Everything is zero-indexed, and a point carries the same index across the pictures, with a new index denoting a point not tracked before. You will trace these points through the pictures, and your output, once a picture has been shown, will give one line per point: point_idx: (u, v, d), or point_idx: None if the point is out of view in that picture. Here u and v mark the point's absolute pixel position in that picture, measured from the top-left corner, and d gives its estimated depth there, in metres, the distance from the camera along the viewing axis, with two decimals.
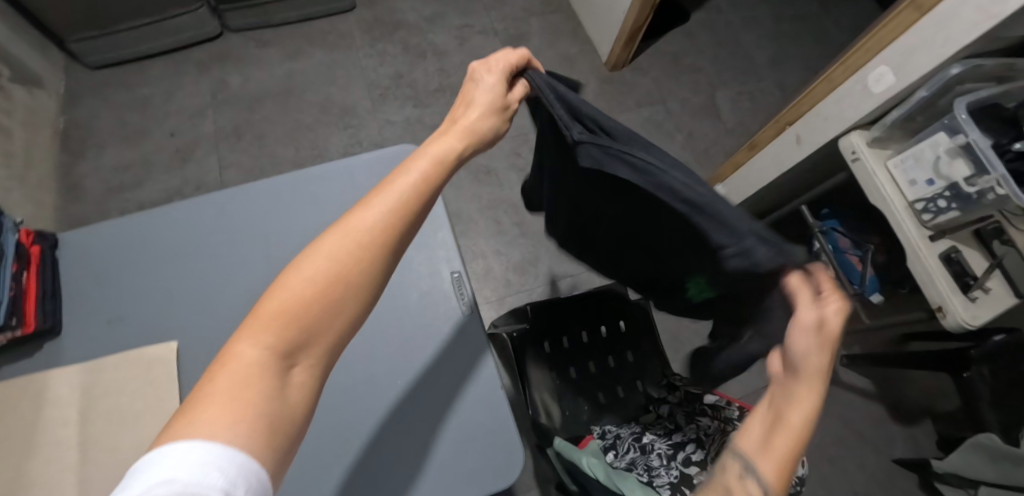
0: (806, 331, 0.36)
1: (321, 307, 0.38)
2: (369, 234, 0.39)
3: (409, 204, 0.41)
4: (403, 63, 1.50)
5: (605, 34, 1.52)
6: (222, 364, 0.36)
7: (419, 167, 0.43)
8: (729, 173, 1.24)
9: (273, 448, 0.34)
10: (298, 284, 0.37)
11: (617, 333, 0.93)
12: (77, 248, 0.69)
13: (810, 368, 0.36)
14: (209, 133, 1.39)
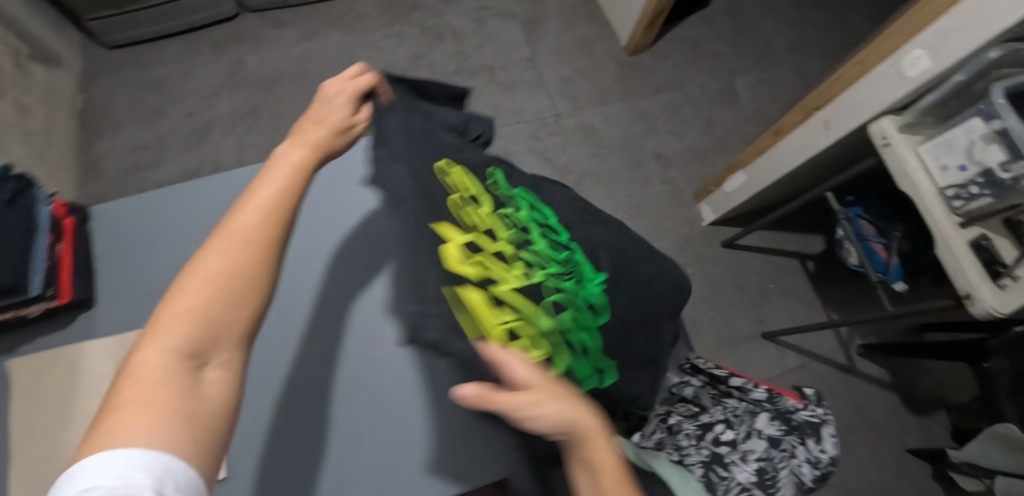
0: (546, 398, 0.42)
1: (225, 302, 0.38)
2: (257, 231, 0.41)
3: (283, 202, 0.44)
4: (420, 45, 1.49)
5: (624, 17, 1.49)
6: (128, 376, 0.34)
7: (285, 173, 0.46)
8: (752, 158, 1.21)
9: (200, 447, 0.33)
10: (197, 285, 0.37)
11: None
12: (110, 221, 0.69)
13: (573, 411, 0.42)
14: (226, 113, 1.37)
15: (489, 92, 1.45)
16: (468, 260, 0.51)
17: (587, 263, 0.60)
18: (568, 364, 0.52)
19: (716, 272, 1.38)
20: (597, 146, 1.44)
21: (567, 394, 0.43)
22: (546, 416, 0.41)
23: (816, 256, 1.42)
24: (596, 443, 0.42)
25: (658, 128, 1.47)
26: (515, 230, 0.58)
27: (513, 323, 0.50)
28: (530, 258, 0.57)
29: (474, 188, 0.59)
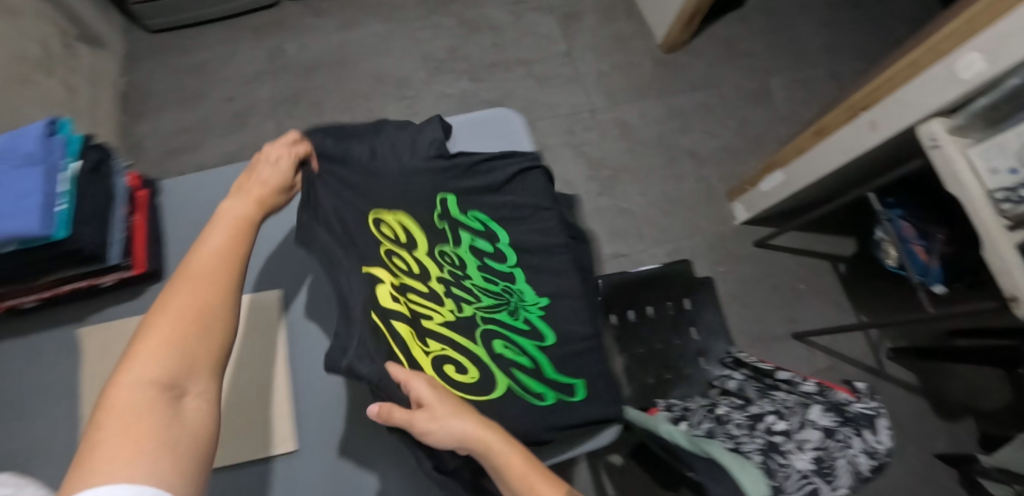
0: (444, 414, 0.49)
1: (193, 339, 0.42)
2: (216, 271, 0.46)
3: (234, 246, 0.49)
4: (457, 36, 1.49)
5: (662, 14, 1.49)
6: (108, 410, 0.37)
7: (234, 221, 0.51)
8: (791, 158, 1.22)
9: (185, 472, 0.36)
10: (167, 325, 0.41)
11: (682, 311, 1.03)
12: (178, 195, 0.70)
13: (473, 421, 0.50)
14: (266, 99, 1.39)
15: (526, 85, 1.46)
16: (398, 299, 0.58)
17: (528, 288, 0.71)
18: (509, 379, 0.63)
19: (746, 272, 1.38)
20: (632, 142, 1.44)
21: (461, 407, 0.51)
22: (450, 428, 0.48)
23: (848, 259, 1.41)
24: (500, 440, 0.50)
25: (693, 125, 1.48)
26: (449, 269, 0.67)
27: (441, 353, 0.60)
28: (463, 294, 0.67)
29: (412, 230, 0.66)
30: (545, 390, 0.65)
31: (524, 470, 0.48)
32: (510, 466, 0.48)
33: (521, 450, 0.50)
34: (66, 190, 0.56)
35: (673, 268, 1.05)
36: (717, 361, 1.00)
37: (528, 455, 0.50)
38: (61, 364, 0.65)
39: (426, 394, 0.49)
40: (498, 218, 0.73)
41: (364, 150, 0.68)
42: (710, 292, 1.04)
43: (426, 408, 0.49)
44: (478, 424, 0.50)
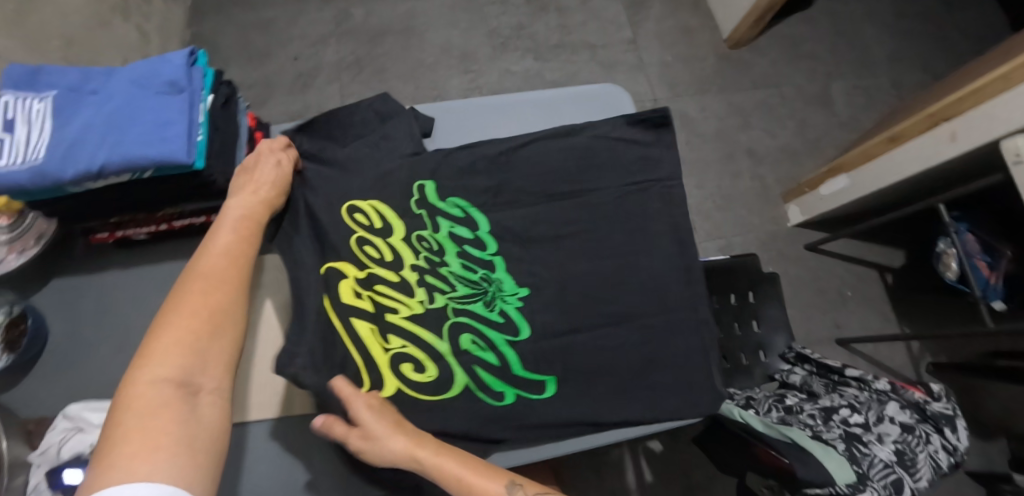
0: (378, 438, 0.55)
1: (205, 342, 0.50)
2: (220, 280, 0.54)
3: (238, 252, 0.56)
4: (525, 15, 1.49)
5: (731, 8, 1.48)
6: (135, 402, 0.45)
7: (237, 228, 0.57)
8: (860, 163, 1.20)
9: (199, 458, 0.45)
10: (184, 329, 0.50)
11: (746, 303, 1.03)
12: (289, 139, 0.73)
13: (405, 439, 0.56)
14: (331, 62, 1.39)
15: (590, 69, 1.45)
16: (361, 297, 0.64)
17: (508, 278, 0.68)
18: (468, 378, 0.64)
19: (796, 273, 1.37)
20: (691, 135, 1.44)
21: (396, 429, 0.57)
22: (382, 451, 0.55)
23: (897, 269, 1.37)
24: (432, 453, 0.56)
25: (751, 123, 1.47)
26: (424, 256, 0.68)
27: (399, 350, 0.64)
28: (437, 283, 0.67)
29: (390, 218, 0.68)
30: (506, 389, 0.64)
31: (457, 471, 0.55)
32: (444, 473, 0.55)
33: (453, 459, 0.56)
34: (204, 120, 0.57)
35: (742, 261, 1.06)
36: (777, 355, 1.01)
37: (460, 462, 0.56)
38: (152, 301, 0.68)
39: (361, 417, 0.56)
40: (551, 191, 0.70)
41: (372, 140, 0.70)
42: (773, 287, 1.04)
43: (363, 432, 0.56)
44: (411, 445, 0.56)
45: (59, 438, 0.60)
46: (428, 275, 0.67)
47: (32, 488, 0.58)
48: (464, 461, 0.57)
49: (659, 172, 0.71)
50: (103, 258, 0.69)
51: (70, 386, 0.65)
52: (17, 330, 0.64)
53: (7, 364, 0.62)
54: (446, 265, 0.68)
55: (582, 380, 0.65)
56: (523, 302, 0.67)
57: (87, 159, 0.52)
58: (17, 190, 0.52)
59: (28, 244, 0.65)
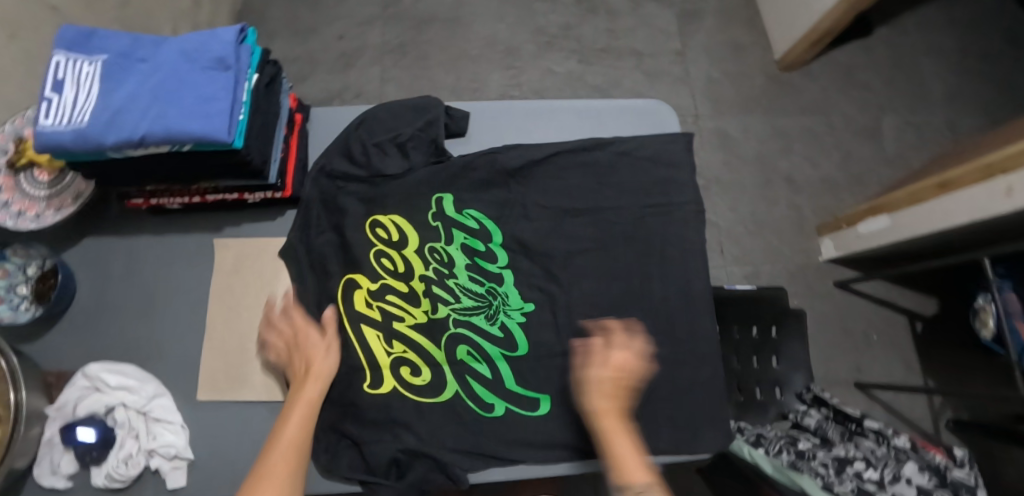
0: (600, 382, 0.60)
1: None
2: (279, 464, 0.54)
3: (294, 441, 0.56)
4: (573, 15, 1.46)
5: (787, 28, 1.42)
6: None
7: (296, 411, 0.58)
8: (903, 205, 1.13)
9: None
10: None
11: (768, 337, 1.00)
12: (327, 122, 0.73)
13: (605, 403, 0.59)
14: (375, 43, 1.39)
15: (633, 77, 1.42)
16: (371, 306, 0.65)
17: (514, 292, 0.66)
18: (459, 385, 0.63)
19: (822, 310, 1.32)
20: (730, 156, 1.41)
21: (615, 395, 0.60)
22: (591, 395, 0.60)
23: (927, 318, 1.31)
24: (612, 428, 0.58)
25: (793, 150, 1.42)
26: (434, 267, 0.66)
27: (400, 355, 0.63)
28: (444, 293, 0.65)
29: (406, 229, 0.67)
30: (497, 402, 0.63)
31: (620, 457, 0.56)
32: (608, 446, 0.57)
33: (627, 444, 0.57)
34: (247, 99, 0.57)
35: (767, 293, 1.03)
36: (794, 394, 0.98)
37: (628, 453, 0.57)
38: (174, 271, 0.69)
39: (611, 362, 0.61)
40: (576, 208, 0.69)
41: (401, 137, 0.68)
42: (798, 325, 1.01)
43: (597, 374, 0.61)
44: (609, 409, 0.59)
45: (76, 395, 0.62)
46: (436, 282, 0.66)
47: (46, 439, 0.62)
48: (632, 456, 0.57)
49: (683, 195, 0.70)
50: (137, 222, 0.70)
51: (94, 344, 0.67)
52: (47, 285, 0.66)
53: (34, 316, 0.65)
54: (455, 276, 0.66)
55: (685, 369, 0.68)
56: (528, 317, 0.66)
57: (129, 126, 0.52)
58: (60, 151, 0.53)
59: (66, 201, 0.66)
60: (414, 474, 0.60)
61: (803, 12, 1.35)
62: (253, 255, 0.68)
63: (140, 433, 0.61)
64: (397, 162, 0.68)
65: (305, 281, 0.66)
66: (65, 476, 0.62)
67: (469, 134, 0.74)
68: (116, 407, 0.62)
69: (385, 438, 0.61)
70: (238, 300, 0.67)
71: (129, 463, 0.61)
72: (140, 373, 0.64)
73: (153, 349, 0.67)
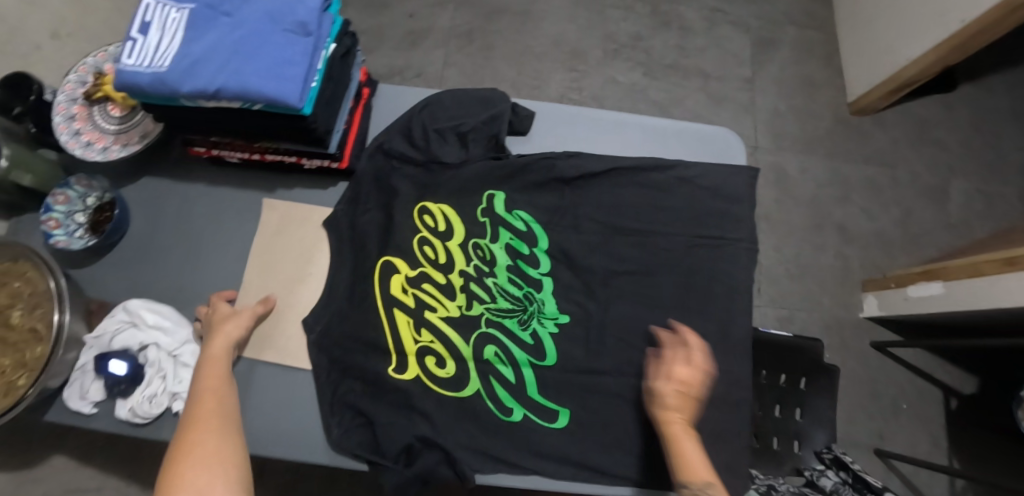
0: (666, 393, 0.57)
1: (210, 480, 0.48)
2: (204, 421, 0.52)
3: (215, 386, 0.55)
4: (645, 26, 1.43)
5: (869, 70, 1.35)
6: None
7: (209, 372, 0.56)
8: (962, 276, 1.05)
9: None
10: (190, 478, 0.47)
11: (795, 388, 0.97)
12: (392, 99, 0.73)
13: (674, 417, 0.56)
14: (445, 26, 1.39)
15: (696, 98, 1.38)
16: (406, 292, 0.64)
17: (551, 301, 0.65)
18: (481, 384, 0.63)
19: (853, 368, 1.27)
20: (784, 194, 1.36)
21: (684, 402, 0.57)
22: (656, 404, 0.58)
23: (963, 397, 1.24)
24: (678, 435, 0.55)
25: (850, 197, 1.36)
26: (475, 264, 0.66)
27: (427, 345, 0.63)
28: (481, 292, 0.65)
29: (453, 220, 0.66)
30: (516, 407, 0.62)
31: (688, 466, 0.54)
32: (677, 452, 0.55)
33: (695, 449, 0.55)
34: (321, 68, 0.57)
35: (803, 343, 0.99)
36: (812, 451, 0.94)
37: (700, 459, 0.54)
38: (218, 223, 0.70)
39: (676, 372, 0.58)
40: (624, 228, 0.68)
41: (463, 128, 0.68)
42: (829, 381, 0.97)
43: (664, 384, 0.58)
44: (673, 418, 0.56)
45: (114, 327, 0.63)
46: (474, 278, 0.65)
47: (80, 364, 0.64)
48: (703, 460, 0.54)
49: (738, 232, 0.68)
50: (195, 169, 0.72)
51: (138, 280, 0.69)
52: (104, 217, 0.69)
53: (87, 245, 0.67)
54: (494, 276, 0.65)
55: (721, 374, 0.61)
56: (561, 328, 0.65)
57: (205, 78, 0.53)
58: (138, 90, 0.54)
59: (133, 138, 0.68)
60: (422, 463, 0.59)
61: (890, 56, 1.29)
62: (298, 219, 0.68)
63: (167, 375, 0.63)
64: (455, 151, 0.68)
65: (346, 255, 0.66)
66: (91, 403, 0.64)
67: (531, 134, 0.73)
68: (149, 345, 0.63)
69: (401, 421, 0.61)
70: (275, 262, 0.67)
71: (154, 401, 0.62)
72: (176, 316, 0.66)
73: (191, 295, 0.68)
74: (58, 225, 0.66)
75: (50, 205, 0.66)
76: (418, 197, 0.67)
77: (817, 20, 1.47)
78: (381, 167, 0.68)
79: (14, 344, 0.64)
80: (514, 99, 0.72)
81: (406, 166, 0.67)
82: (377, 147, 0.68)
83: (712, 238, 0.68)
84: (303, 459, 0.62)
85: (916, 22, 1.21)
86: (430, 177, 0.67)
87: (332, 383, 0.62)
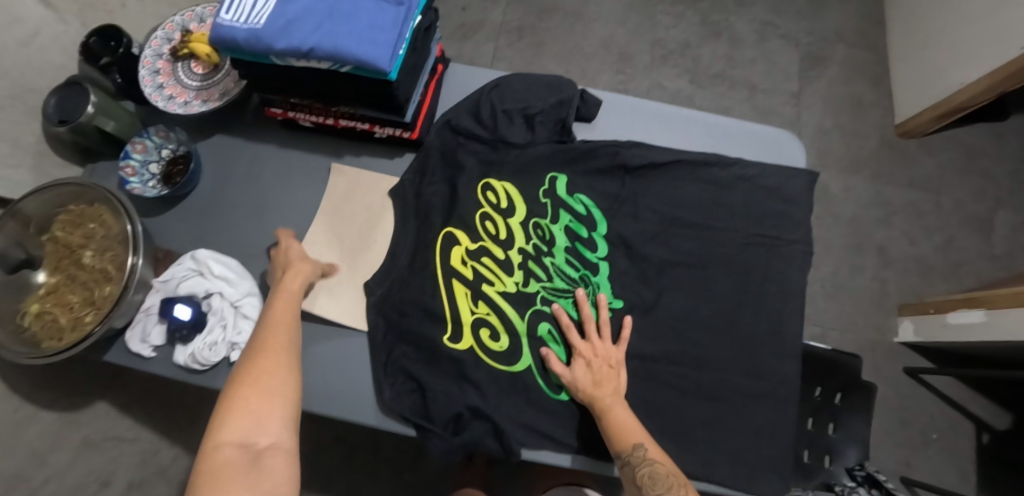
0: (576, 378, 0.60)
1: (269, 411, 0.50)
2: (274, 352, 0.54)
3: (286, 321, 0.57)
4: (695, 34, 1.44)
5: (919, 93, 1.34)
6: (206, 474, 0.45)
7: (280, 306, 0.58)
8: (1003, 305, 1.03)
9: None
10: (251, 407, 0.49)
11: (831, 402, 0.95)
12: (463, 79, 0.75)
13: (596, 395, 0.59)
14: (497, 22, 1.41)
15: (741, 108, 1.39)
16: (465, 264, 0.66)
17: (606, 285, 0.66)
18: (533, 360, 0.63)
19: (883, 393, 1.25)
20: (823, 211, 1.35)
21: (601, 376, 0.60)
22: (575, 389, 0.60)
23: (997, 432, 1.21)
24: (606, 409, 0.58)
25: (891, 220, 1.34)
26: (534, 242, 0.67)
27: (482, 316, 0.64)
28: (538, 270, 0.66)
29: (515, 199, 0.68)
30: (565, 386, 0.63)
31: (622, 434, 0.56)
32: (608, 423, 0.57)
33: (625, 412, 0.58)
34: (408, 37, 0.59)
35: (841, 357, 0.98)
36: (843, 468, 0.93)
37: (632, 424, 0.57)
38: (286, 184, 0.72)
39: (582, 349, 0.61)
40: (682, 219, 0.68)
41: (532, 110, 0.69)
42: (866, 398, 0.95)
43: (576, 368, 0.60)
44: (595, 394, 0.59)
45: (181, 274, 0.66)
46: (532, 256, 0.67)
47: (145, 307, 0.66)
48: (634, 424, 0.57)
49: (796, 233, 0.68)
50: (268, 132, 0.74)
51: (206, 232, 0.71)
52: (176, 170, 0.70)
53: (159, 194, 0.69)
54: (552, 256, 0.67)
55: (628, 327, 0.63)
56: (614, 313, 0.66)
57: (299, 37, 0.55)
58: (233, 45, 0.56)
59: (213, 96, 0.70)
60: (469, 434, 0.60)
61: (943, 79, 1.27)
62: (363, 188, 0.70)
63: (228, 325, 0.64)
64: (522, 132, 0.69)
65: (409, 224, 0.68)
66: (151, 347, 0.66)
67: (595, 121, 0.74)
68: (213, 295, 0.65)
69: (452, 390, 0.62)
70: (338, 224, 0.69)
71: (214, 349, 0.63)
72: (239, 268, 0.67)
73: (255, 251, 0.70)
74: (134, 173, 0.69)
75: (129, 153, 0.69)
76: (482, 173, 0.68)
77: (868, 41, 1.47)
78: (450, 141, 0.69)
79: (85, 282, 0.67)
80: (583, 88, 0.73)
81: (473, 141, 0.69)
82: (446, 123, 0.69)
83: (768, 237, 0.68)
84: (349, 418, 0.63)
85: (973, 48, 1.20)
86: (495, 153, 0.69)
87: (388, 346, 0.64)
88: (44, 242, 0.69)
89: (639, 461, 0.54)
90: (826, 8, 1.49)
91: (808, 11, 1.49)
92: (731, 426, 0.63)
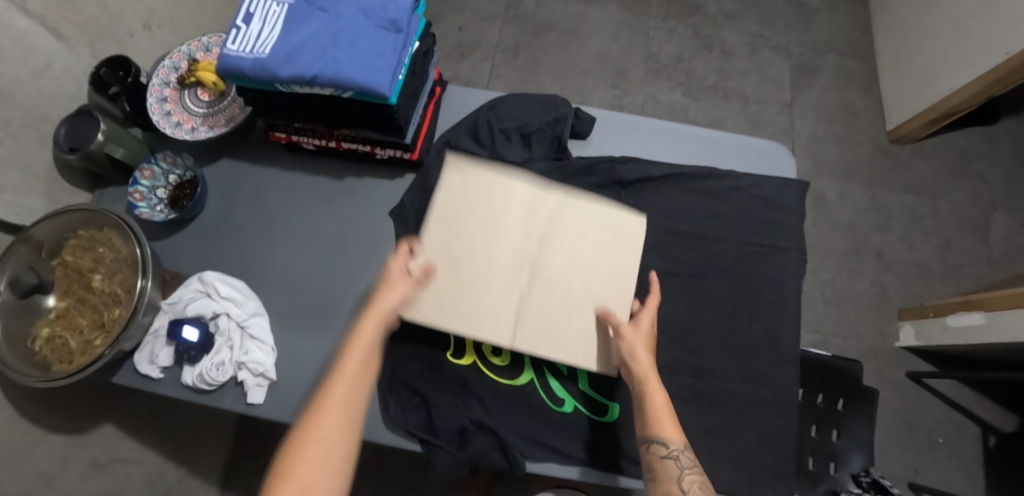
0: (633, 351, 0.57)
1: (314, 479, 0.45)
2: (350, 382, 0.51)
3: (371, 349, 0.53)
4: (686, 48, 1.47)
5: (909, 100, 1.36)
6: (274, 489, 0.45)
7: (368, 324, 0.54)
8: (1002, 307, 1.03)
9: None
10: (320, 444, 0.47)
11: (834, 409, 0.95)
12: (460, 101, 0.78)
13: (647, 376, 0.56)
14: (493, 41, 1.44)
15: (735, 119, 1.41)
16: None
17: None
18: (535, 373, 0.64)
19: (887, 397, 1.25)
20: (820, 218, 1.37)
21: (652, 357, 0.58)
22: (631, 360, 0.57)
23: (1003, 434, 1.21)
24: (655, 394, 0.55)
25: (888, 224, 1.36)
26: None
27: None
28: None
29: None
30: (567, 398, 0.64)
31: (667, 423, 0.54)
32: (653, 408, 0.55)
33: (666, 404, 0.55)
34: (407, 62, 0.62)
35: (843, 363, 0.98)
36: (850, 475, 0.93)
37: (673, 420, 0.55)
38: (287, 205, 0.75)
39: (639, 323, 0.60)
40: (678, 229, 0.69)
41: (528, 128, 0.71)
42: (870, 402, 0.96)
43: (637, 340, 0.58)
44: (649, 375, 0.56)
45: (189, 296, 0.67)
46: None
47: (153, 330, 0.68)
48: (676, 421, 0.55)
49: (789, 241, 0.69)
50: (274, 154, 0.77)
51: (212, 256, 0.73)
52: (183, 193, 0.73)
53: (166, 218, 0.71)
54: None
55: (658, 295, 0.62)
56: None
57: (303, 65, 0.57)
58: (239, 72, 0.58)
59: (219, 122, 0.73)
60: (475, 446, 0.61)
61: (933, 85, 1.30)
62: (495, 208, 0.64)
63: (235, 345, 0.66)
64: (519, 150, 0.71)
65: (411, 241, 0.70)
66: (159, 368, 0.67)
67: (590, 138, 0.76)
68: (221, 315, 0.67)
69: (456, 404, 0.63)
70: (473, 248, 0.63)
71: (221, 369, 0.65)
72: (245, 288, 0.69)
73: (259, 271, 0.72)
74: (142, 198, 0.71)
75: (138, 179, 0.71)
76: None
77: (857, 50, 1.50)
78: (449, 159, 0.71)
79: (95, 306, 0.68)
80: (576, 106, 0.75)
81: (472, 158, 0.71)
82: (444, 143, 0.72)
83: (761, 246, 0.69)
84: None
85: (961, 54, 1.22)
86: None
87: (392, 364, 0.65)
88: (53, 267, 0.69)
89: (682, 460, 0.53)
90: (815, 19, 1.53)
91: (796, 22, 1.52)
92: (735, 434, 0.63)
